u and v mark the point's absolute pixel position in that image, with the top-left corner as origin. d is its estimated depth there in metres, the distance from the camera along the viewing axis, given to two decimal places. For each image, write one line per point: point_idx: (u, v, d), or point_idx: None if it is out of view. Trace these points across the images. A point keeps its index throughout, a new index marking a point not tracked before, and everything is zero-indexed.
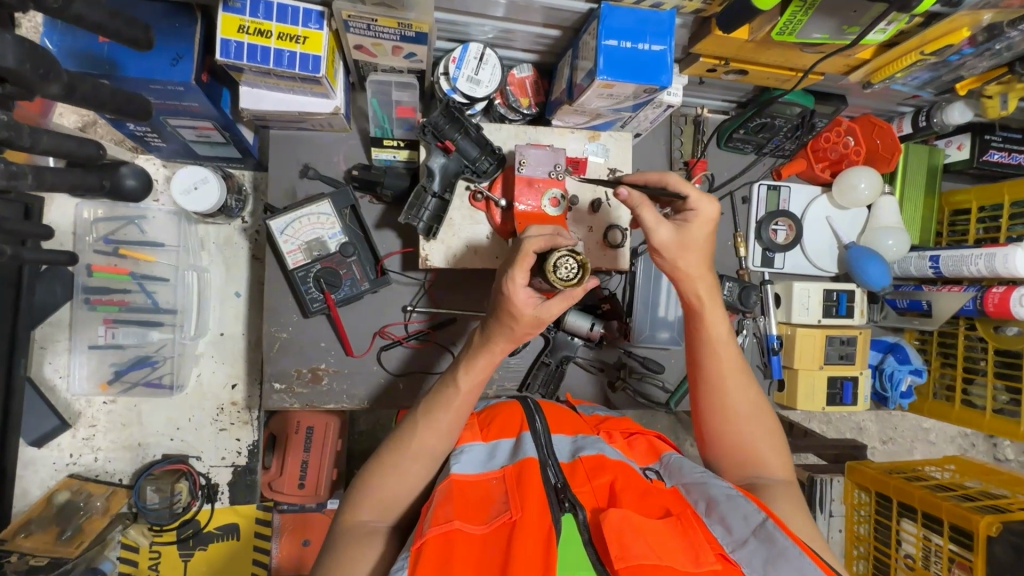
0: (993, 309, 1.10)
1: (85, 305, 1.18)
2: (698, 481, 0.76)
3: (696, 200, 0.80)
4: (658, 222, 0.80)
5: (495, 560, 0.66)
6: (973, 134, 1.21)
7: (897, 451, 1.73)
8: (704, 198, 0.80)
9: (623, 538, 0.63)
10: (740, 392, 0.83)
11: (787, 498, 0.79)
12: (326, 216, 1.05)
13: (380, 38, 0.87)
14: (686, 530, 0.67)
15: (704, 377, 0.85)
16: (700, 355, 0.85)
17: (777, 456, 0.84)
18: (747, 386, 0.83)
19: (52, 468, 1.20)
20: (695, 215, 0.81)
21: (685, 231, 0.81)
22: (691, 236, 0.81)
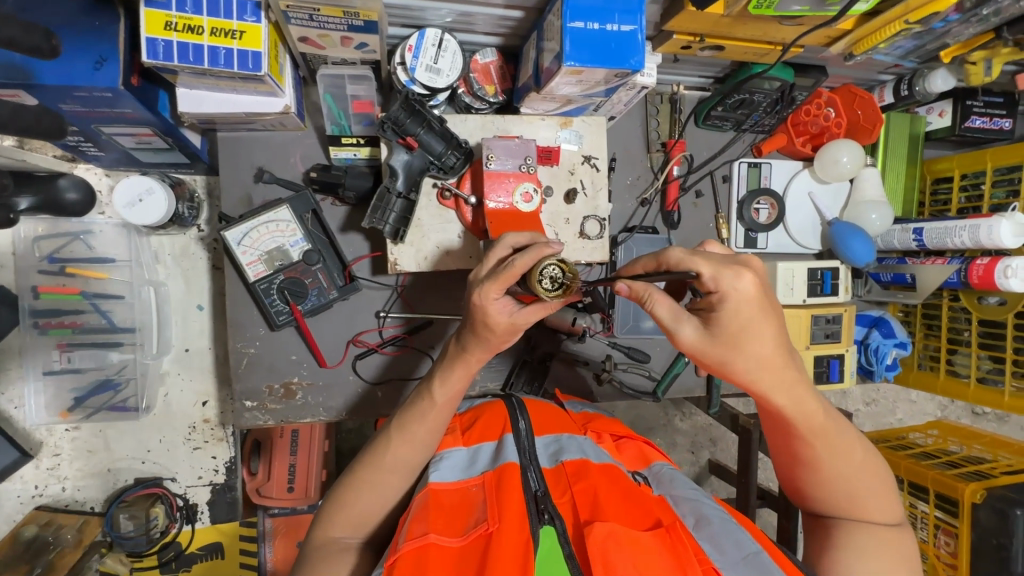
0: (978, 281, 1.09)
1: (34, 330, 1.08)
2: (690, 497, 0.75)
3: (714, 277, 0.59)
4: (679, 317, 0.63)
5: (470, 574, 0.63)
6: (955, 100, 1.17)
7: (879, 411, 1.75)
8: (728, 271, 0.59)
9: (608, 557, 0.62)
10: (832, 456, 0.70)
11: (884, 550, 0.70)
12: (285, 223, 0.99)
13: (326, 29, 0.79)
14: (673, 545, 0.65)
15: (784, 442, 0.72)
16: (775, 424, 0.71)
17: (878, 500, 0.72)
18: (839, 449, 0.70)
19: (18, 501, 1.16)
20: (723, 299, 0.59)
21: (715, 325, 0.61)
22: (725, 325, 0.61)
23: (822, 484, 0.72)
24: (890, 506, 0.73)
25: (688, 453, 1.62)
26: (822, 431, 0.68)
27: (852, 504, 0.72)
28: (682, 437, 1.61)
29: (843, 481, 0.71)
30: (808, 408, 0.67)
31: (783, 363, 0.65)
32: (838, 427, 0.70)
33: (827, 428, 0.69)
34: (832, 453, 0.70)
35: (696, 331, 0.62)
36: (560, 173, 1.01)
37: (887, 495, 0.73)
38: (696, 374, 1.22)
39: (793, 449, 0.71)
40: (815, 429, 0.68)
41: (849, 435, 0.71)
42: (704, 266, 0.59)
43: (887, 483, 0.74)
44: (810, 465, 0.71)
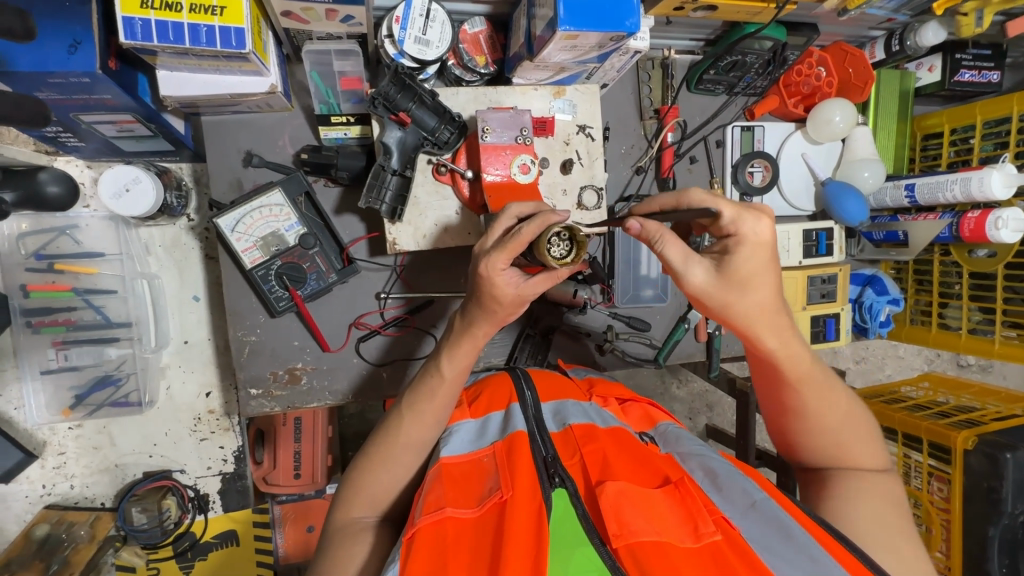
0: (969, 233, 1.10)
1: (27, 329, 1.06)
2: (696, 452, 0.77)
3: (735, 219, 0.63)
4: (688, 258, 0.65)
5: (489, 541, 0.65)
6: (944, 54, 1.18)
7: (874, 371, 1.80)
8: (748, 215, 0.63)
9: (621, 515, 0.64)
10: (818, 402, 0.72)
11: (878, 495, 0.70)
12: (278, 207, 0.97)
13: (310, 2, 0.76)
14: (683, 499, 0.67)
15: (773, 391, 0.75)
16: (763, 371, 0.74)
17: (871, 450, 0.74)
18: (823, 394, 0.72)
19: (26, 501, 1.16)
20: (738, 242, 0.63)
21: (724, 263, 0.64)
22: (732, 273, 0.64)
23: (811, 435, 0.74)
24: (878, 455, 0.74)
25: (687, 418, 1.65)
26: (807, 376, 0.71)
27: (842, 454, 0.73)
28: (682, 403, 1.64)
29: (830, 428, 0.73)
30: (795, 351, 0.70)
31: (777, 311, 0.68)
32: (823, 372, 0.73)
33: (812, 373, 0.72)
34: (818, 398, 0.72)
35: (703, 270, 0.65)
36: (555, 144, 0.99)
37: (874, 443, 0.74)
38: (697, 340, 1.23)
39: (780, 396, 0.74)
40: (801, 371, 0.71)
41: (833, 383, 0.73)
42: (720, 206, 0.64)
43: (875, 435, 0.75)
44: (798, 413, 0.74)
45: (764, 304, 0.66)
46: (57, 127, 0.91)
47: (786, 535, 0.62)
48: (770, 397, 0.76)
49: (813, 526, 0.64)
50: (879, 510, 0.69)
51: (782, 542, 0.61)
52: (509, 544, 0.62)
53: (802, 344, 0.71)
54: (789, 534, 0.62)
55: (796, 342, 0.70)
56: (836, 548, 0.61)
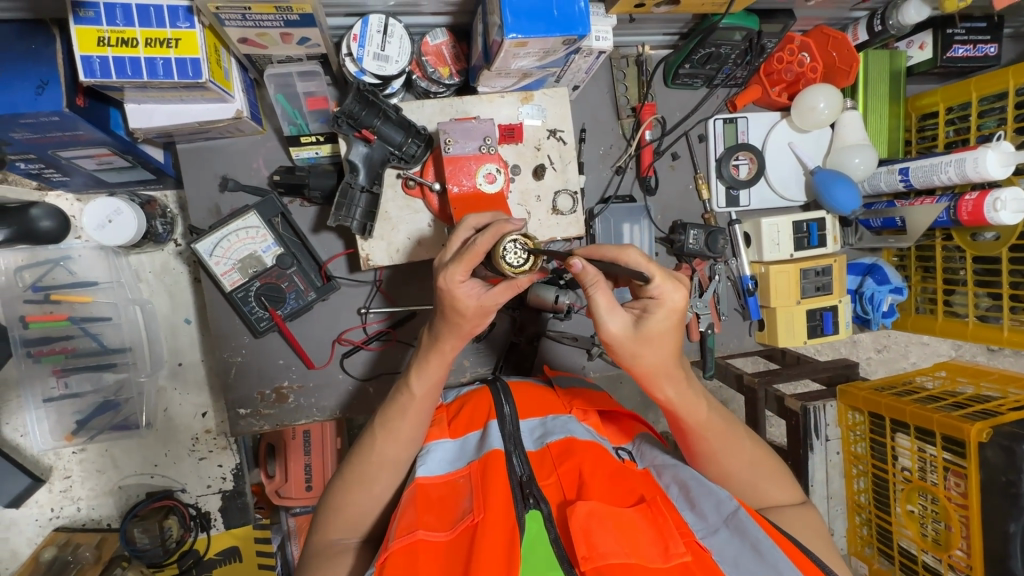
0: (968, 217, 1.05)
1: (28, 358, 1.09)
2: (669, 465, 0.77)
3: (661, 284, 0.65)
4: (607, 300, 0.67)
5: (458, 565, 0.63)
6: (934, 30, 1.12)
7: (892, 359, 1.72)
8: (669, 286, 0.66)
9: (591, 536, 0.62)
10: (724, 452, 0.76)
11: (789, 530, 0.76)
12: (255, 229, 0.98)
13: (262, 27, 0.77)
14: (655, 517, 0.65)
15: (683, 443, 0.79)
16: (670, 422, 0.77)
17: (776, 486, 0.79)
18: (727, 443, 0.76)
19: (37, 525, 1.20)
20: (658, 304, 0.66)
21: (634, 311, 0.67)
22: (651, 331, 0.66)
23: (724, 480, 0.79)
24: (785, 485, 0.80)
25: None
26: (709, 429, 0.75)
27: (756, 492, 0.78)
28: None
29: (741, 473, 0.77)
30: (697, 407, 0.74)
31: (680, 372, 0.72)
32: (722, 422, 0.77)
33: (716, 426, 0.76)
34: (723, 448, 0.76)
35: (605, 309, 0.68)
36: (525, 150, 0.98)
37: (780, 474, 0.80)
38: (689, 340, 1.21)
39: (691, 447, 0.77)
40: (704, 424, 0.75)
41: (734, 430, 0.78)
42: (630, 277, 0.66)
43: (781, 471, 0.80)
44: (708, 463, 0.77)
45: (665, 368, 0.70)
46: (38, 164, 0.94)
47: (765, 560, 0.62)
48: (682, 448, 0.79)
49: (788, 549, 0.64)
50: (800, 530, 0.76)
51: (754, 559, 0.62)
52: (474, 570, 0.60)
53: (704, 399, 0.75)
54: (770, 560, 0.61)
55: (695, 398, 0.74)
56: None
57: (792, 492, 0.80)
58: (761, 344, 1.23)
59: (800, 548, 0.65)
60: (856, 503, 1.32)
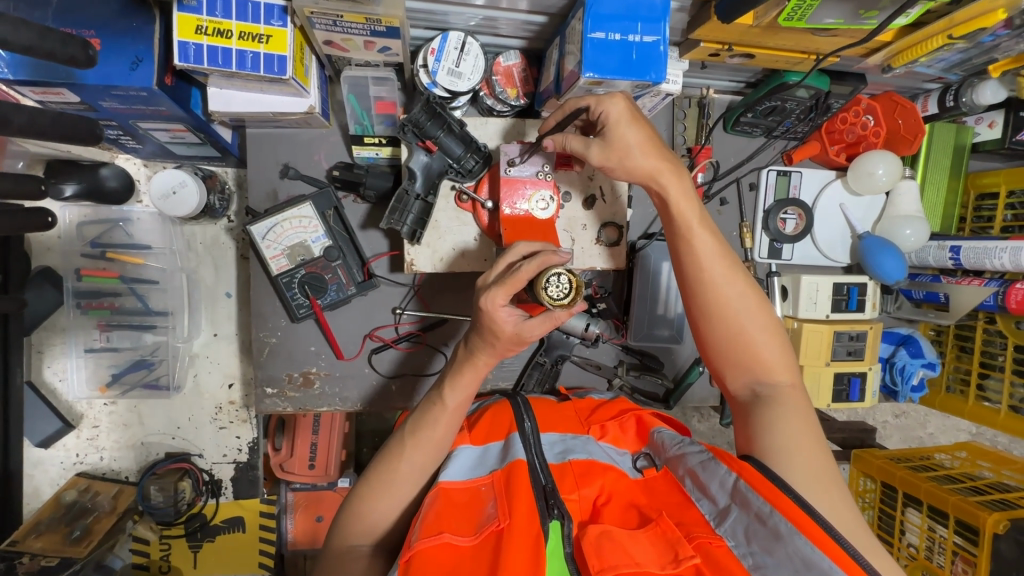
0: (1016, 305, 1.03)
1: (76, 310, 1.15)
2: (678, 456, 0.76)
3: (597, 103, 0.76)
4: (588, 143, 0.79)
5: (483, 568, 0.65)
6: (1007, 111, 1.10)
7: (912, 430, 1.68)
8: (606, 99, 0.76)
9: (602, 552, 0.64)
10: (734, 309, 0.76)
11: (793, 408, 0.74)
12: (308, 219, 1.01)
13: (349, 33, 0.80)
14: (665, 533, 0.67)
15: (691, 295, 0.79)
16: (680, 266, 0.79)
17: (783, 360, 0.77)
18: (739, 295, 0.76)
19: (60, 467, 1.26)
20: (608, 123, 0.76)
21: (609, 139, 0.77)
22: (619, 143, 0.76)
23: (719, 321, 0.77)
24: (790, 369, 0.78)
25: None
26: (718, 276, 0.76)
27: (758, 367, 0.77)
28: (698, 439, 1.61)
29: (747, 339, 0.77)
30: (711, 252, 0.77)
31: (679, 193, 0.77)
32: (739, 275, 0.77)
33: (726, 275, 0.76)
34: (735, 300, 0.76)
35: (601, 150, 0.78)
36: (578, 178, 0.99)
37: (788, 355, 0.78)
38: (711, 384, 1.22)
39: (702, 305, 0.78)
40: (715, 263, 0.76)
41: (746, 287, 0.77)
42: (612, 111, 0.76)
43: (787, 347, 0.78)
44: (714, 321, 0.77)
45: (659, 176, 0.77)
46: (118, 131, 0.99)
47: (774, 535, 0.62)
48: (677, 249, 0.78)
49: (792, 506, 0.63)
50: (787, 428, 0.72)
51: (762, 529, 0.64)
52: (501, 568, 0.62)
53: (712, 241, 0.77)
54: (777, 534, 0.62)
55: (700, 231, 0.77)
56: (837, 549, 0.59)
57: (796, 383, 0.77)
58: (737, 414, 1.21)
59: (794, 500, 0.63)
60: None
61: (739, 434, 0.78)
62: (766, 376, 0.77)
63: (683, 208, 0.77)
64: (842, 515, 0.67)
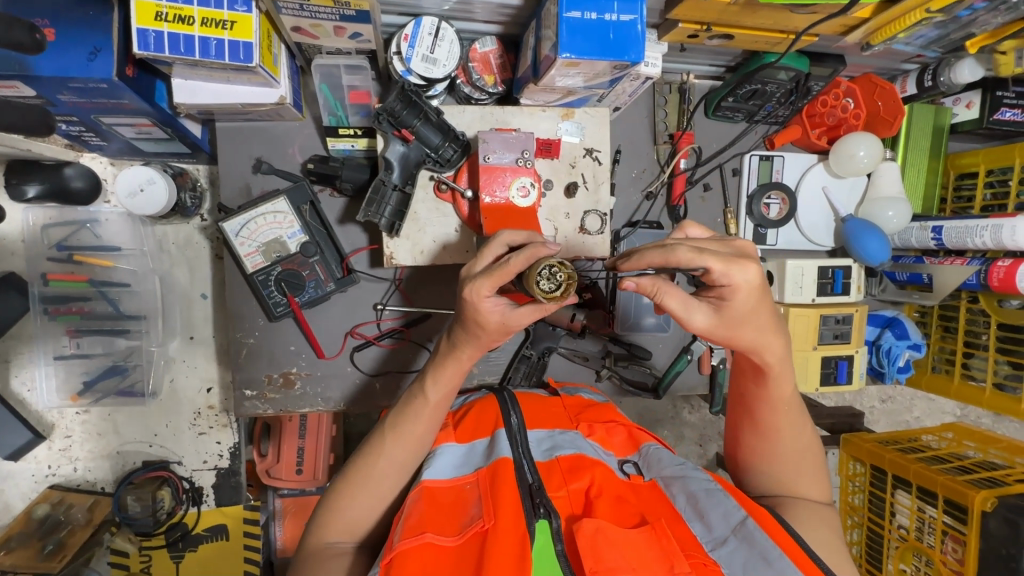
0: (998, 284, 1.03)
1: (43, 315, 1.10)
2: (678, 475, 0.75)
3: (725, 271, 0.60)
4: (690, 306, 0.63)
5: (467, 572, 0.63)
6: (984, 91, 1.10)
7: (898, 414, 1.69)
8: (738, 264, 0.60)
9: (598, 551, 0.62)
10: (788, 429, 0.77)
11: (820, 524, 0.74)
12: (282, 215, 0.98)
13: (317, 18, 0.78)
14: (660, 537, 0.65)
15: (746, 406, 0.79)
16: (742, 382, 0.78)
17: (816, 481, 0.78)
18: (795, 423, 0.77)
19: (31, 480, 1.21)
20: (732, 290, 0.61)
21: (725, 311, 0.63)
22: (735, 312, 0.63)
23: (771, 436, 0.77)
24: (821, 490, 0.79)
25: (696, 447, 1.61)
26: (784, 401, 0.76)
27: (789, 481, 0.78)
28: (690, 430, 1.60)
29: (791, 457, 0.78)
30: (786, 380, 0.74)
31: (777, 334, 0.69)
32: (802, 406, 0.77)
33: (789, 403, 0.76)
34: (788, 426, 0.77)
35: (707, 318, 0.64)
36: (560, 167, 0.98)
37: (823, 478, 0.79)
38: (699, 372, 1.21)
39: (757, 419, 0.78)
40: (787, 389, 0.75)
41: (801, 417, 0.78)
42: (744, 286, 0.61)
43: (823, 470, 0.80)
44: (762, 434, 0.78)
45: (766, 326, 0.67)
46: (79, 126, 0.95)
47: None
48: (745, 370, 0.77)
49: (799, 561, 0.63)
50: (824, 543, 0.72)
51: (763, 566, 0.62)
52: None
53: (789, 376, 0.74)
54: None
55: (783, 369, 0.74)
56: None
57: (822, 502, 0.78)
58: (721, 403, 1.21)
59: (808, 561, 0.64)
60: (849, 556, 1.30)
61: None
62: (797, 490, 0.78)
63: (774, 350, 0.70)
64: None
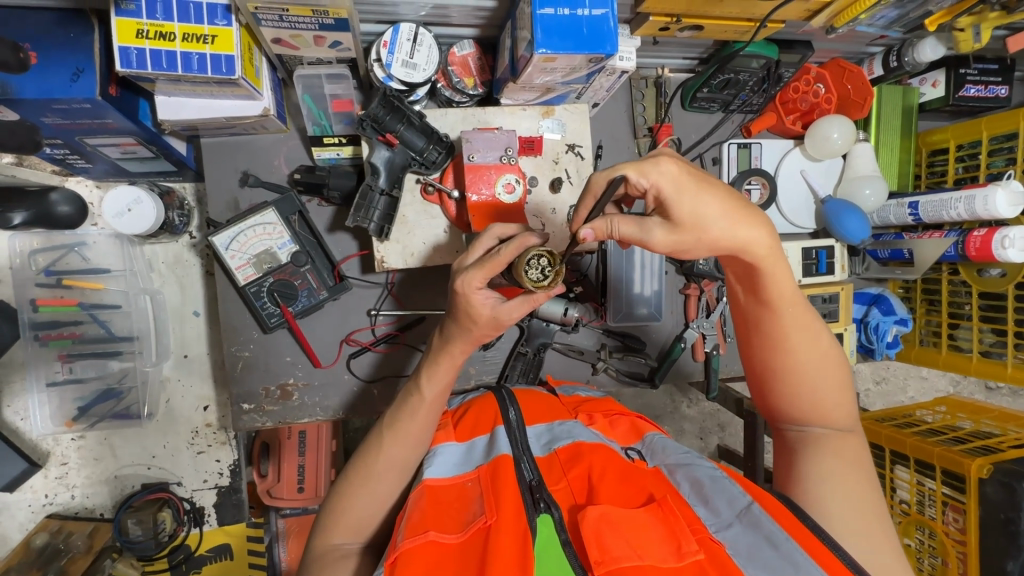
0: (975, 253, 1.06)
1: (34, 342, 1.08)
2: (682, 462, 0.76)
3: (642, 175, 0.64)
4: (644, 225, 0.66)
5: (472, 568, 0.63)
6: (947, 69, 1.15)
7: (893, 393, 1.72)
8: (650, 164, 0.64)
9: (602, 540, 0.62)
10: (800, 352, 0.73)
11: (845, 464, 0.72)
12: (272, 226, 1.00)
13: (297, 29, 0.79)
14: (667, 518, 0.65)
15: (757, 334, 0.75)
16: (751, 308, 0.74)
17: (845, 403, 0.75)
18: (810, 345, 0.73)
19: (29, 511, 1.21)
20: (659, 190, 0.64)
21: (671, 214, 0.64)
22: (682, 211, 0.64)
23: (784, 354, 0.73)
24: (848, 413, 0.76)
25: (697, 440, 1.62)
26: (794, 319, 0.72)
27: (814, 414, 0.74)
28: (690, 423, 1.61)
29: (811, 381, 0.73)
30: (778, 290, 0.70)
31: (756, 228, 0.66)
32: (815, 324, 0.73)
33: (800, 319, 0.72)
34: (803, 348, 0.73)
35: (664, 232, 0.65)
36: (544, 163, 1.00)
37: (847, 399, 0.75)
38: (694, 359, 1.22)
39: (765, 338, 0.74)
40: (786, 296, 0.70)
41: (818, 333, 0.73)
42: (664, 181, 0.64)
43: (850, 393, 0.76)
44: (777, 363, 0.74)
45: (737, 221, 0.65)
46: (64, 150, 0.95)
47: (788, 560, 0.60)
48: (745, 293, 0.73)
49: (809, 543, 0.63)
50: (847, 504, 0.69)
51: (772, 553, 0.62)
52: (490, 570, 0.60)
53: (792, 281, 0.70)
54: (788, 558, 0.60)
55: (783, 274, 0.69)
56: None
57: (848, 431, 0.75)
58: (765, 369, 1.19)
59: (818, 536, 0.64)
60: None
61: (779, 478, 0.78)
62: (822, 421, 0.75)
63: (759, 256, 0.67)
64: (875, 558, 0.66)
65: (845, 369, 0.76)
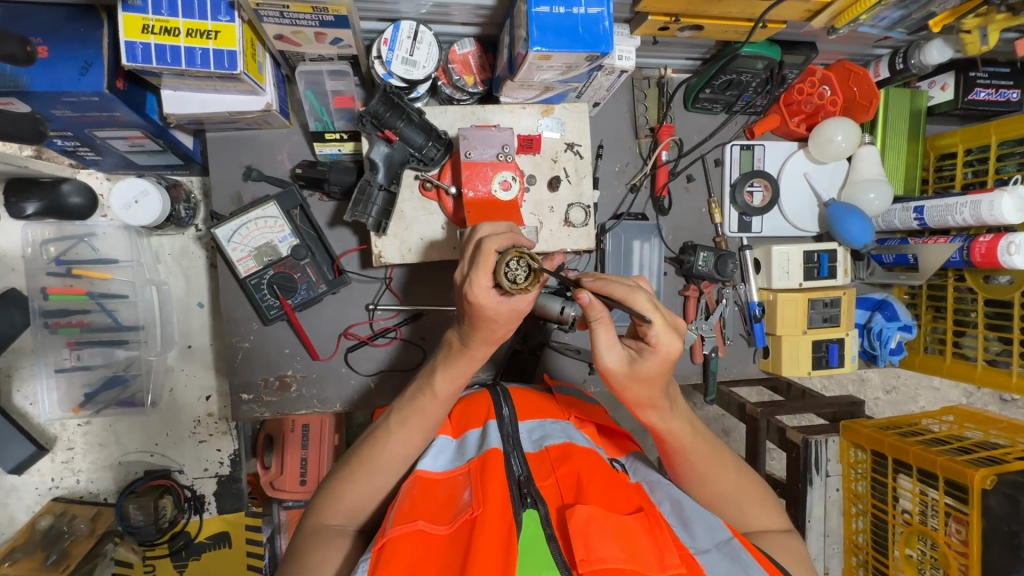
0: (981, 258, 1.04)
1: (45, 329, 1.12)
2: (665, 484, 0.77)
3: (659, 332, 0.66)
4: (613, 345, 0.69)
5: (456, 559, 0.63)
6: (956, 72, 1.13)
7: (901, 401, 1.69)
8: (669, 334, 0.66)
9: (589, 539, 0.62)
10: (707, 475, 0.78)
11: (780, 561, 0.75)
12: (273, 219, 1.01)
13: (298, 25, 0.81)
14: (652, 527, 0.66)
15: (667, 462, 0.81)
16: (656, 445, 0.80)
17: (763, 506, 0.80)
18: (715, 467, 0.79)
19: (36, 493, 1.24)
20: (652, 351, 0.67)
21: (636, 365, 0.68)
22: (644, 369, 0.68)
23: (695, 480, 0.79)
24: (772, 514, 0.80)
25: None
26: (695, 451, 0.77)
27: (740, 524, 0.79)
28: None
29: (726, 497, 0.79)
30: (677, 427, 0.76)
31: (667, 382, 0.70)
32: (715, 447, 0.79)
33: (701, 448, 0.78)
34: (708, 471, 0.78)
35: (618, 362, 0.69)
36: (542, 162, 1.00)
37: (767, 502, 0.80)
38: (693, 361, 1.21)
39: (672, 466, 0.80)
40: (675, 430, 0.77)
41: (721, 453, 0.80)
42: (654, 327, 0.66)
43: (767, 494, 0.81)
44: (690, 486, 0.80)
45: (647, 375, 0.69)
46: (75, 142, 0.98)
47: None
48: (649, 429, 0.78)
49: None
50: None
51: None
52: (473, 562, 0.60)
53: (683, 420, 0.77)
54: None
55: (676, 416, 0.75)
56: None
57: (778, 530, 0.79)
58: (764, 371, 1.24)
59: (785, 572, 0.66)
60: (853, 543, 1.27)
61: None
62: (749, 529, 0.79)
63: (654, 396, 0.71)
64: None
65: (755, 474, 0.82)
